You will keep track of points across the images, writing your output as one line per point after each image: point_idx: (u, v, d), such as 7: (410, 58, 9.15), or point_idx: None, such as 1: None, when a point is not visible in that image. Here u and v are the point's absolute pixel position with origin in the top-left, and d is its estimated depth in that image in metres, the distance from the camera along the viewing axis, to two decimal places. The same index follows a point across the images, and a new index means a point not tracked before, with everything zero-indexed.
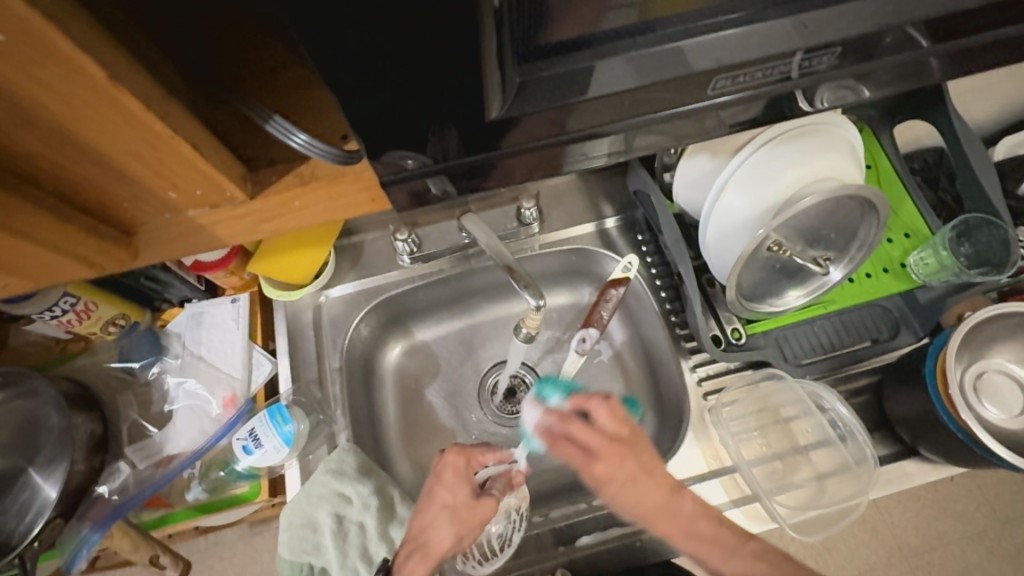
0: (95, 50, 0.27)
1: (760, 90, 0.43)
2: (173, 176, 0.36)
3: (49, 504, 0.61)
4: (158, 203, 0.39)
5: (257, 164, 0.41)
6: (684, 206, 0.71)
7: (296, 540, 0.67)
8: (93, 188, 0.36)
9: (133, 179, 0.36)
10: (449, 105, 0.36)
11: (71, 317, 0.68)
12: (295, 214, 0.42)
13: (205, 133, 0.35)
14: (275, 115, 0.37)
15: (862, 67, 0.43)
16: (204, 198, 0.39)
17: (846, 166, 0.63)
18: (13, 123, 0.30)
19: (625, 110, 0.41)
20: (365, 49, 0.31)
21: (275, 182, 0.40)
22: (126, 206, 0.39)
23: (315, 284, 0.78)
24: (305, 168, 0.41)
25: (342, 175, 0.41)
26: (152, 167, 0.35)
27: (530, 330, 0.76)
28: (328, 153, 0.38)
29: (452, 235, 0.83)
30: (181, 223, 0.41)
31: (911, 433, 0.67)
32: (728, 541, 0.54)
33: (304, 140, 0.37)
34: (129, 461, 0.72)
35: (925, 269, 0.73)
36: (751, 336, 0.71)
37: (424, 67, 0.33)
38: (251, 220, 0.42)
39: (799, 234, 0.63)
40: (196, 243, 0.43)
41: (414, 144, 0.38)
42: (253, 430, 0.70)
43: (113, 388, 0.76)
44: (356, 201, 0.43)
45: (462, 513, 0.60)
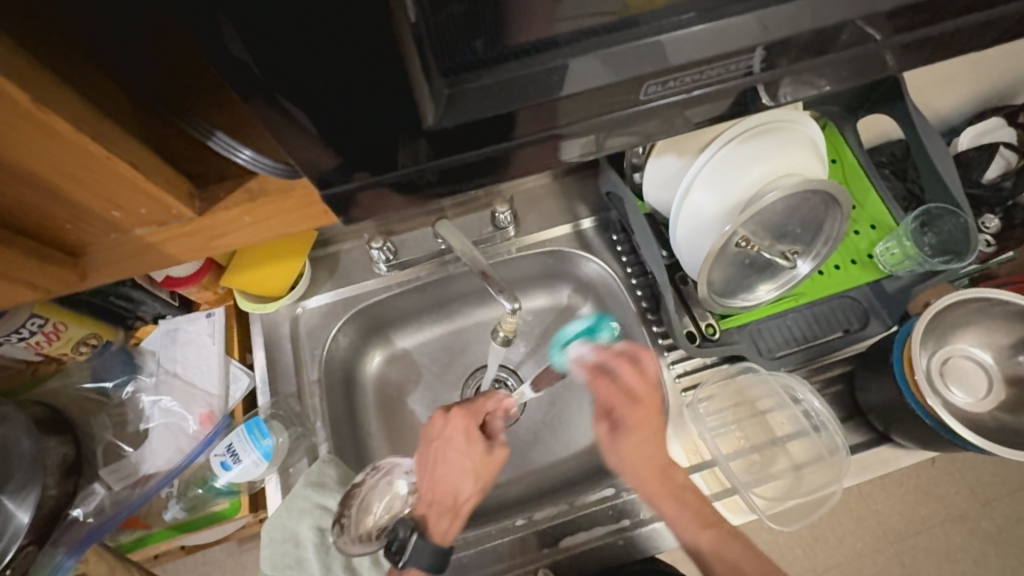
0: (17, 74, 0.27)
1: (723, 85, 0.44)
2: (115, 196, 0.36)
3: (21, 530, 0.59)
4: (102, 222, 0.39)
5: (206, 180, 0.41)
6: (655, 206, 0.72)
7: (278, 555, 0.66)
8: (35, 211, 0.36)
9: (73, 200, 0.35)
10: (392, 116, 0.36)
11: (40, 339, 0.66)
12: (246, 230, 0.42)
13: (147, 152, 0.35)
14: (217, 130, 0.38)
15: (819, 60, 0.44)
16: (150, 217, 0.39)
17: (809, 161, 0.64)
18: None
19: (587, 110, 0.41)
20: (298, 67, 0.31)
21: (224, 199, 0.40)
22: (71, 228, 0.39)
23: (291, 296, 0.77)
24: (253, 184, 0.41)
25: (291, 186, 0.41)
26: (88, 187, 0.34)
27: (507, 333, 0.76)
28: (274, 168, 0.39)
29: (429, 242, 0.83)
30: (129, 242, 0.41)
31: (884, 420, 0.68)
32: (706, 512, 0.63)
33: (248, 156, 0.39)
34: (104, 483, 0.71)
35: (891, 259, 0.74)
36: (725, 331, 0.73)
37: (360, 81, 0.33)
38: (203, 237, 0.41)
39: (766, 229, 0.64)
40: (146, 263, 0.42)
41: (370, 155, 0.39)
42: (231, 445, 0.69)
43: (87, 410, 0.75)
44: (312, 213, 0.43)
45: (482, 467, 0.66)
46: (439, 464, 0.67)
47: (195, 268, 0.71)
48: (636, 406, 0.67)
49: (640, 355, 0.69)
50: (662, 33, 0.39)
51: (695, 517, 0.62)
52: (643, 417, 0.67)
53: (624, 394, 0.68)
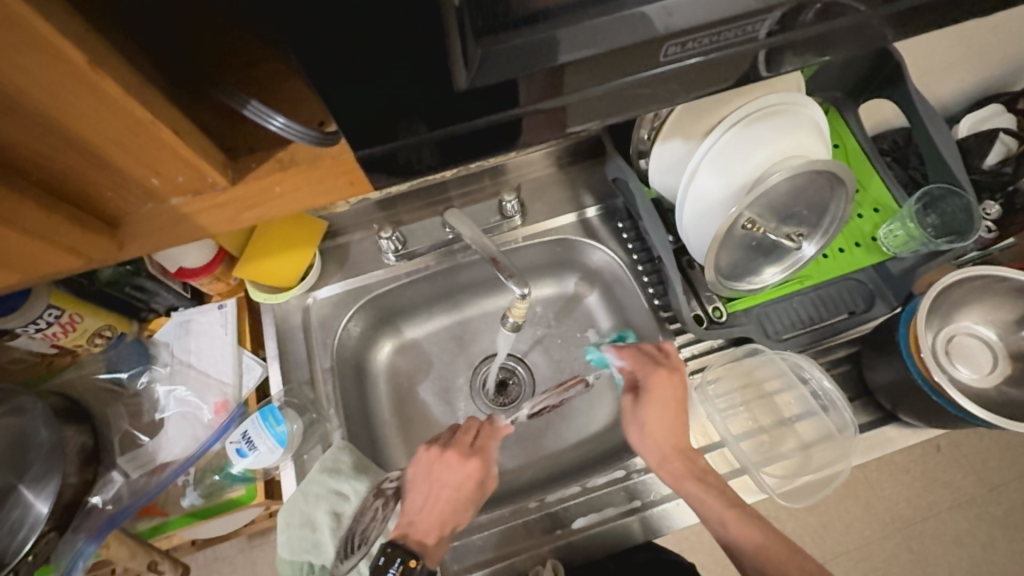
0: (73, 34, 0.27)
1: (728, 52, 0.43)
2: (154, 162, 0.36)
3: (41, 519, 0.60)
4: (141, 191, 0.39)
5: (236, 154, 0.41)
6: (661, 191, 0.73)
7: (296, 540, 0.67)
8: (77, 178, 0.36)
9: (115, 167, 0.36)
10: (419, 89, 0.37)
11: (56, 330, 0.67)
12: (276, 201, 0.42)
13: (186, 121, 0.36)
14: (252, 99, 0.38)
15: (821, 28, 0.44)
16: (186, 185, 0.39)
17: (813, 144, 0.65)
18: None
19: (593, 84, 0.42)
20: (339, 35, 0.31)
21: (255, 168, 0.41)
22: (110, 196, 0.39)
23: (301, 286, 0.78)
24: (284, 155, 0.41)
25: (322, 157, 0.41)
26: (131, 154, 0.35)
27: (517, 319, 0.76)
28: (307, 135, 0.39)
29: (436, 232, 0.84)
30: (163, 213, 0.41)
31: (891, 399, 0.69)
32: (741, 507, 0.62)
33: (282, 123, 0.38)
34: (122, 470, 0.72)
35: (894, 240, 0.75)
36: (732, 314, 0.74)
37: (391, 48, 0.33)
38: (233, 208, 0.42)
39: (772, 211, 0.65)
40: (183, 231, 0.42)
41: (388, 131, 0.39)
42: (246, 432, 0.70)
43: (103, 400, 0.75)
44: (334, 185, 0.43)
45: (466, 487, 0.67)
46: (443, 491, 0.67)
47: (208, 257, 0.72)
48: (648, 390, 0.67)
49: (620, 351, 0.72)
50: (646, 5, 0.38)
51: (722, 498, 0.62)
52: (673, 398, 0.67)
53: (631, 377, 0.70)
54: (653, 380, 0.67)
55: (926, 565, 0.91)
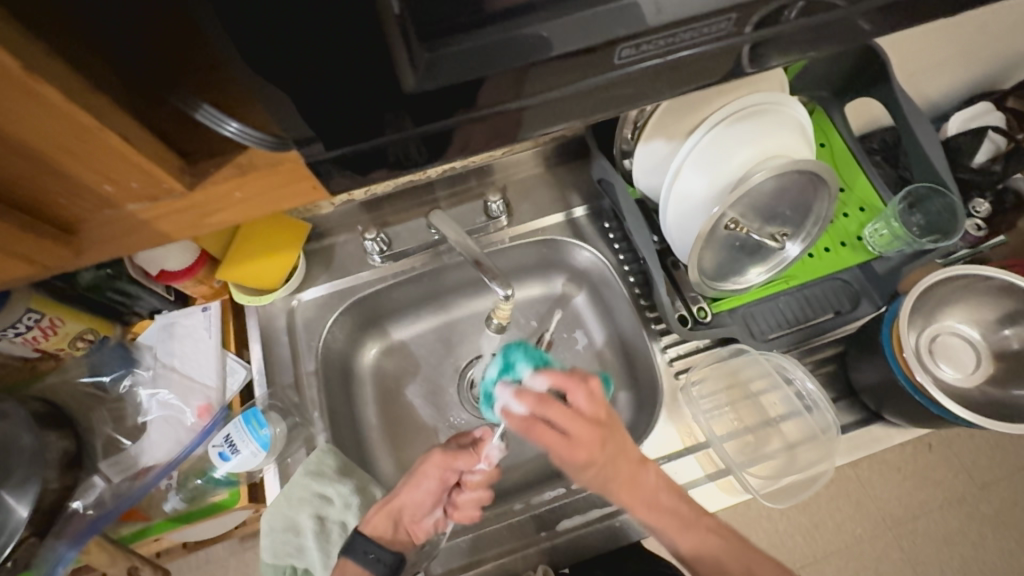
0: (10, 42, 0.27)
1: (705, 52, 0.43)
2: (106, 168, 0.35)
3: (20, 526, 0.59)
4: (95, 198, 0.38)
5: (195, 157, 0.41)
6: (646, 190, 0.72)
7: (279, 543, 0.67)
8: (32, 186, 0.36)
9: (67, 174, 0.35)
10: (383, 94, 0.37)
11: (36, 334, 0.67)
12: (237, 206, 0.42)
13: (138, 127, 0.35)
14: (204, 103, 0.37)
15: (808, 20, 0.44)
16: (143, 192, 0.39)
17: (796, 144, 0.65)
18: None
19: (568, 86, 0.41)
20: (288, 40, 0.31)
21: (214, 173, 0.40)
22: (65, 204, 0.38)
23: (285, 288, 0.78)
24: (243, 159, 0.41)
25: (281, 160, 0.40)
26: (82, 161, 0.34)
27: (501, 320, 0.76)
28: (262, 141, 0.39)
29: (422, 234, 0.84)
30: (122, 218, 0.40)
31: (875, 398, 0.69)
32: (689, 516, 0.62)
33: (236, 128, 0.38)
34: (105, 475, 0.71)
35: (880, 240, 0.75)
36: (716, 314, 0.73)
37: (344, 47, 0.32)
38: (198, 212, 0.42)
39: (755, 211, 0.65)
40: (143, 238, 0.42)
41: (354, 129, 0.39)
42: (229, 436, 0.69)
43: (86, 404, 0.75)
44: (298, 189, 0.43)
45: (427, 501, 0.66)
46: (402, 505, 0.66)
47: (190, 260, 0.72)
48: (577, 447, 0.56)
49: (568, 389, 0.58)
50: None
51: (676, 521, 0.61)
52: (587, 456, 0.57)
53: (560, 436, 0.56)
54: (598, 442, 0.57)
55: (916, 564, 0.91)
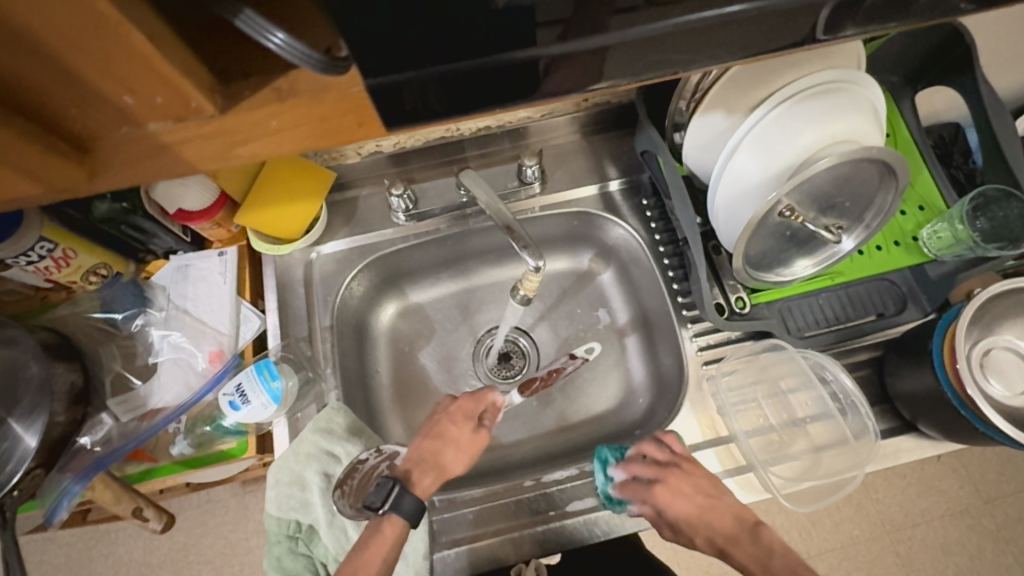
0: None
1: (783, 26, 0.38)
2: (126, 77, 0.29)
3: (28, 454, 0.58)
4: (112, 112, 0.32)
5: (228, 76, 0.34)
6: (694, 168, 0.67)
7: (284, 497, 0.66)
8: (34, 90, 0.29)
9: (77, 78, 0.29)
10: (424, 46, 0.31)
11: (49, 264, 0.65)
12: (272, 138, 0.35)
13: (163, 25, 0.29)
14: (245, 8, 0.29)
15: None
16: (168, 110, 0.32)
17: (867, 129, 0.59)
18: None
19: None
20: None
21: (250, 98, 0.34)
22: (74, 114, 0.31)
23: (304, 239, 0.75)
24: (284, 83, 0.34)
25: (327, 89, 0.34)
26: (98, 66, 0.28)
27: (528, 292, 0.71)
28: (310, 59, 0.30)
29: (451, 194, 0.80)
30: (142, 141, 0.34)
31: (911, 408, 0.66)
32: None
33: (282, 41, 0.29)
34: (112, 413, 0.70)
35: (937, 242, 0.70)
36: (755, 306, 0.70)
37: None
38: (223, 142, 0.35)
39: (814, 199, 0.60)
40: (163, 168, 0.35)
41: (405, 50, 0.31)
42: (239, 385, 0.67)
43: (96, 339, 0.73)
44: (341, 125, 0.36)
45: (467, 446, 0.65)
46: (424, 461, 0.63)
47: (210, 201, 0.69)
48: (687, 472, 0.62)
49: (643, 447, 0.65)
50: None
51: None
52: (702, 483, 0.61)
53: (671, 472, 0.62)
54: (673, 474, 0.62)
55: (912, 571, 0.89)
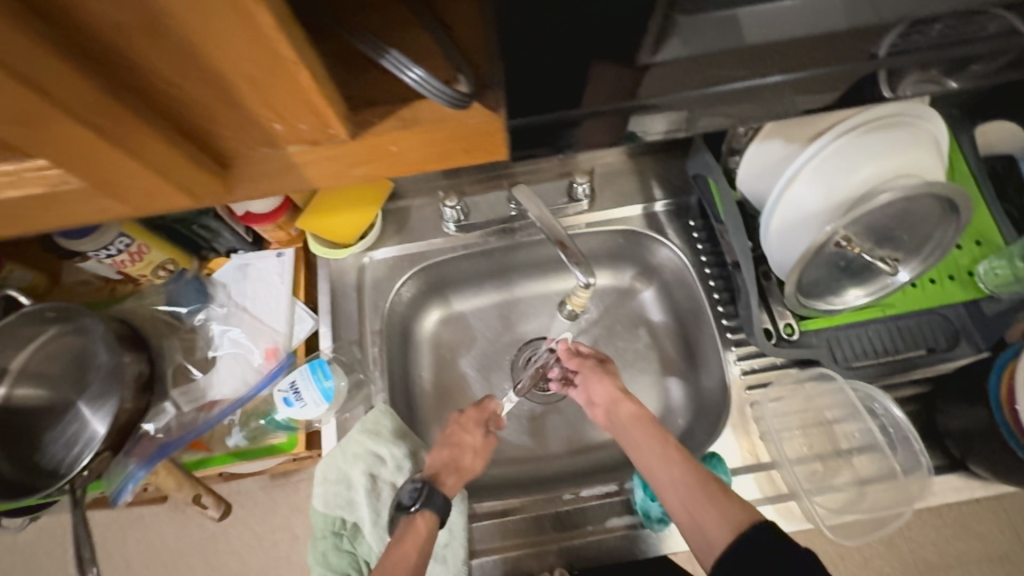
0: None
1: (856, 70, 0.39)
2: (280, 103, 0.31)
3: (95, 440, 0.64)
4: (259, 133, 0.34)
5: (353, 104, 0.36)
6: (748, 194, 0.69)
7: (331, 494, 0.68)
8: (201, 113, 0.31)
9: (239, 103, 0.31)
10: (520, 77, 0.34)
11: (124, 258, 0.69)
12: (389, 159, 0.38)
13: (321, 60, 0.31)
14: (389, 49, 0.34)
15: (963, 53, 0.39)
16: (308, 133, 0.35)
17: (930, 163, 0.59)
18: (137, 28, 0.25)
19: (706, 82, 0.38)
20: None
21: (376, 124, 0.36)
22: (228, 134, 0.34)
23: (360, 244, 0.78)
24: (407, 112, 0.36)
25: (448, 120, 0.36)
26: (263, 93, 0.30)
27: (575, 307, 0.74)
28: (444, 94, 0.34)
29: (500, 207, 0.82)
30: (279, 159, 0.36)
31: (961, 447, 0.65)
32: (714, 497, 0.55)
33: (418, 77, 0.33)
34: (175, 402, 0.74)
35: (994, 279, 0.69)
36: (803, 333, 0.69)
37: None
38: (344, 163, 0.37)
39: (870, 231, 0.60)
40: (289, 184, 0.38)
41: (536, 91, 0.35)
42: (294, 383, 0.70)
43: (161, 330, 0.77)
44: (448, 151, 0.38)
45: (481, 449, 0.68)
46: (445, 469, 0.65)
47: (273, 206, 0.72)
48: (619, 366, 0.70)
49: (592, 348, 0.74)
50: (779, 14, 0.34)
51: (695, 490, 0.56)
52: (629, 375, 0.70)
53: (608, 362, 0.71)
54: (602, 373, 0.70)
55: None
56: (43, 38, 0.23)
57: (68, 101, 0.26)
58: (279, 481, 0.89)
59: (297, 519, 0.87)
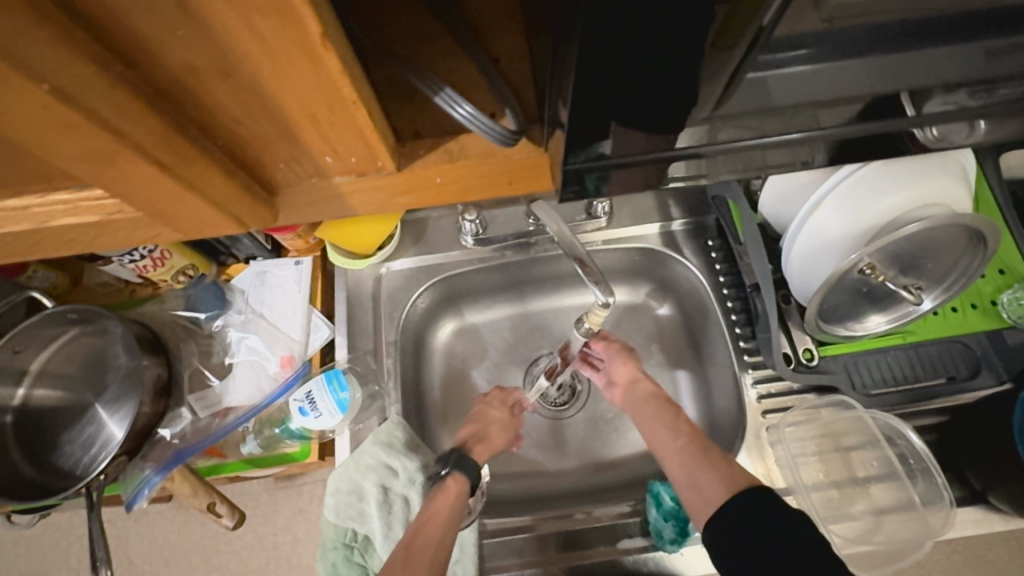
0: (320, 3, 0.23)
1: (884, 110, 0.39)
2: (335, 140, 0.33)
3: (112, 441, 0.65)
4: (310, 166, 0.35)
5: (400, 135, 0.37)
6: (769, 217, 0.68)
7: (343, 505, 0.68)
8: (257, 147, 0.33)
9: (296, 139, 0.32)
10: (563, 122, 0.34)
11: (147, 263, 0.70)
12: (434, 190, 0.38)
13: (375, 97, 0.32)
14: (445, 86, 0.34)
15: (999, 91, 0.39)
16: (356, 165, 0.36)
17: (958, 193, 0.59)
18: (209, 71, 0.26)
19: (738, 117, 0.38)
20: (597, 49, 0.29)
21: (422, 156, 0.36)
22: (280, 166, 0.35)
23: (378, 255, 0.79)
24: (453, 144, 0.36)
25: (495, 155, 0.36)
26: (320, 130, 0.32)
27: (593, 326, 0.71)
28: (493, 132, 0.34)
29: (518, 221, 0.82)
30: (324, 189, 0.38)
31: (981, 479, 0.64)
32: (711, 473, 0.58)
33: (468, 113, 0.33)
34: (191, 408, 0.74)
35: (1017, 309, 0.69)
36: (822, 358, 0.69)
37: (636, 49, 0.29)
38: (387, 192, 0.38)
39: (895, 259, 0.59)
40: (332, 210, 0.39)
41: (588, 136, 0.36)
42: (309, 393, 0.71)
43: (178, 335, 0.78)
44: (492, 183, 0.39)
45: (506, 424, 0.73)
46: (472, 439, 0.70)
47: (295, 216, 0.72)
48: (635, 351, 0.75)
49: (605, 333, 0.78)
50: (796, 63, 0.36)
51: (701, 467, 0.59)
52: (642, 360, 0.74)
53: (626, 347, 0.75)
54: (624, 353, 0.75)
55: None
56: (126, 82, 0.25)
57: (138, 139, 0.26)
58: (283, 484, 0.89)
59: (299, 522, 0.87)
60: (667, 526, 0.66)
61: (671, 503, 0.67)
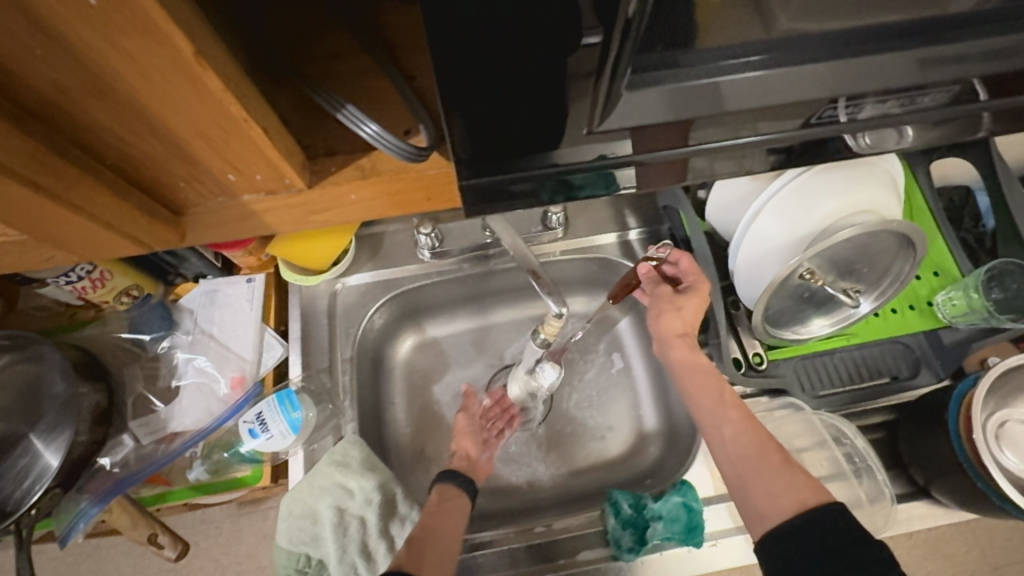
0: (186, 20, 0.24)
1: (806, 122, 0.41)
2: (235, 158, 0.33)
3: (48, 472, 0.61)
4: (214, 185, 0.36)
5: (314, 153, 0.38)
6: (716, 225, 0.70)
7: (295, 530, 0.66)
8: (153, 167, 0.33)
9: (194, 159, 0.33)
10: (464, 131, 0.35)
11: (86, 284, 0.67)
12: (347, 207, 0.39)
13: (274, 117, 0.33)
14: (347, 104, 0.36)
15: (907, 98, 0.40)
16: (263, 184, 0.36)
17: (886, 200, 0.62)
18: (83, 93, 0.27)
19: (665, 133, 0.39)
20: (484, 59, 0.31)
21: (335, 173, 0.37)
22: (183, 187, 0.36)
23: (333, 271, 0.77)
24: (366, 161, 0.38)
25: (408, 170, 0.38)
26: (215, 147, 0.32)
27: (548, 336, 0.73)
28: (399, 149, 0.36)
29: (475, 234, 0.82)
30: (234, 208, 0.38)
31: (925, 474, 0.66)
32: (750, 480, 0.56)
33: (373, 131, 0.35)
34: (132, 434, 0.72)
35: (952, 309, 0.71)
36: (772, 362, 0.71)
37: (514, 51, 0.31)
38: (303, 211, 0.39)
39: (832, 264, 0.62)
40: (247, 227, 0.40)
41: (494, 152, 0.37)
42: (260, 414, 0.69)
43: (121, 359, 0.75)
44: (412, 199, 0.41)
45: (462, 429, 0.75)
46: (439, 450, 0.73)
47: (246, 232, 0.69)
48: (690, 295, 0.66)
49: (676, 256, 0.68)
50: (720, 76, 0.36)
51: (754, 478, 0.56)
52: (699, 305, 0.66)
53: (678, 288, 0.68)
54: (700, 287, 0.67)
55: None
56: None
57: (6, 161, 0.26)
58: (246, 509, 0.85)
59: (264, 548, 0.83)
60: (626, 534, 0.66)
61: (629, 511, 0.67)
